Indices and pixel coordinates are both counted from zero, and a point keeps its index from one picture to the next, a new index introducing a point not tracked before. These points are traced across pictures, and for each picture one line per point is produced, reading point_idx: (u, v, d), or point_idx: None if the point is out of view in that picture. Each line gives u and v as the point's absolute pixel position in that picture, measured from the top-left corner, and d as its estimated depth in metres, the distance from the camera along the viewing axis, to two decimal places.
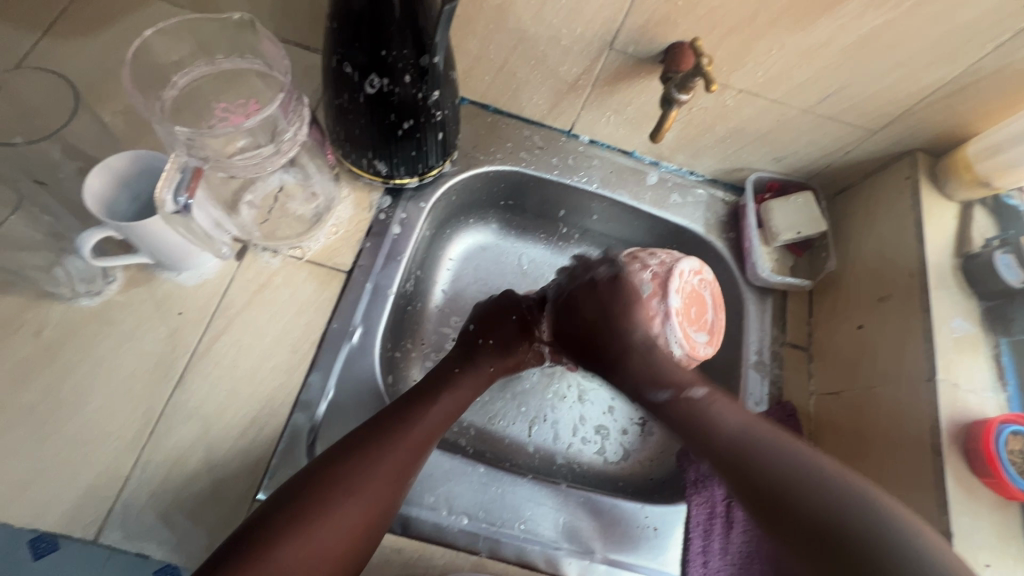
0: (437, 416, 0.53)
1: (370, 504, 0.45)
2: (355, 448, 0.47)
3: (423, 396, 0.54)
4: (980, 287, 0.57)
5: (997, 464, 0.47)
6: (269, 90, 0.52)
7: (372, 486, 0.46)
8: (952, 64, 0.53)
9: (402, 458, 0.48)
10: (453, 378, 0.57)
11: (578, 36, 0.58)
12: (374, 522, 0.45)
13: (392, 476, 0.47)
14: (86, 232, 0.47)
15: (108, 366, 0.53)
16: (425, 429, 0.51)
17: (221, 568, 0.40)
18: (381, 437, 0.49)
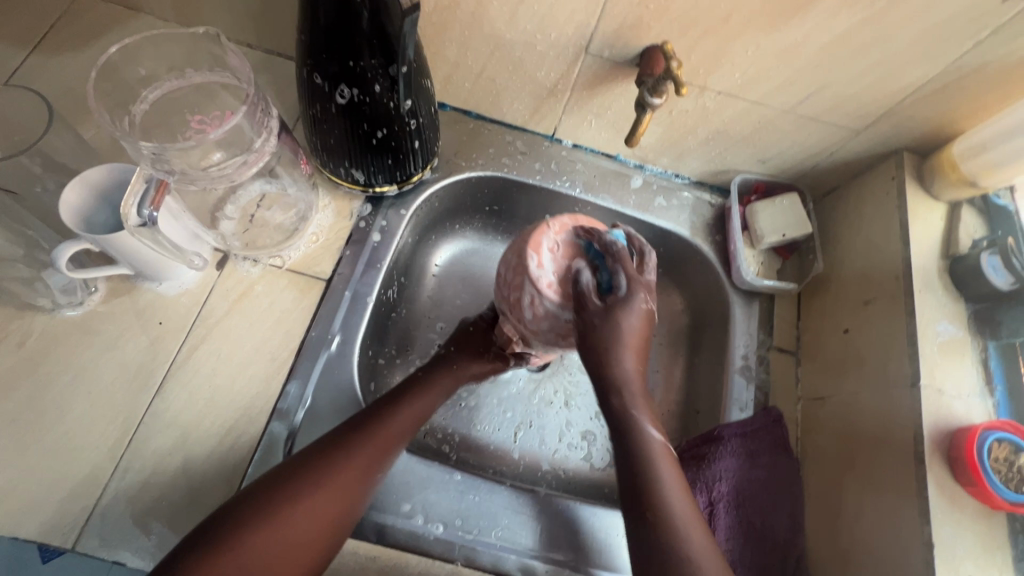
0: (412, 412, 0.53)
1: (341, 496, 0.47)
2: (330, 444, 0.49)
3: (401, 395, 0.54)
4: (967, 289, 0.55)
5: (979, 472, 0.46)
6: (237, 101, 0.53)
7: (345, 479, 0.47)
8: (934, 62, 0.51)
9: (374, 452, 0.49)
10: (422, 381, 0.57)
11: (553, 41, 0.58)
12: (345, 514, 0.47)
13: (363, 470, 0.48)
14: (62, 245, 0.48)
15: (90, 375, 0.54)
16: (399, 428, 0.52)
17: (195, 548, 0.42)
18: (355, 432, 0.50)
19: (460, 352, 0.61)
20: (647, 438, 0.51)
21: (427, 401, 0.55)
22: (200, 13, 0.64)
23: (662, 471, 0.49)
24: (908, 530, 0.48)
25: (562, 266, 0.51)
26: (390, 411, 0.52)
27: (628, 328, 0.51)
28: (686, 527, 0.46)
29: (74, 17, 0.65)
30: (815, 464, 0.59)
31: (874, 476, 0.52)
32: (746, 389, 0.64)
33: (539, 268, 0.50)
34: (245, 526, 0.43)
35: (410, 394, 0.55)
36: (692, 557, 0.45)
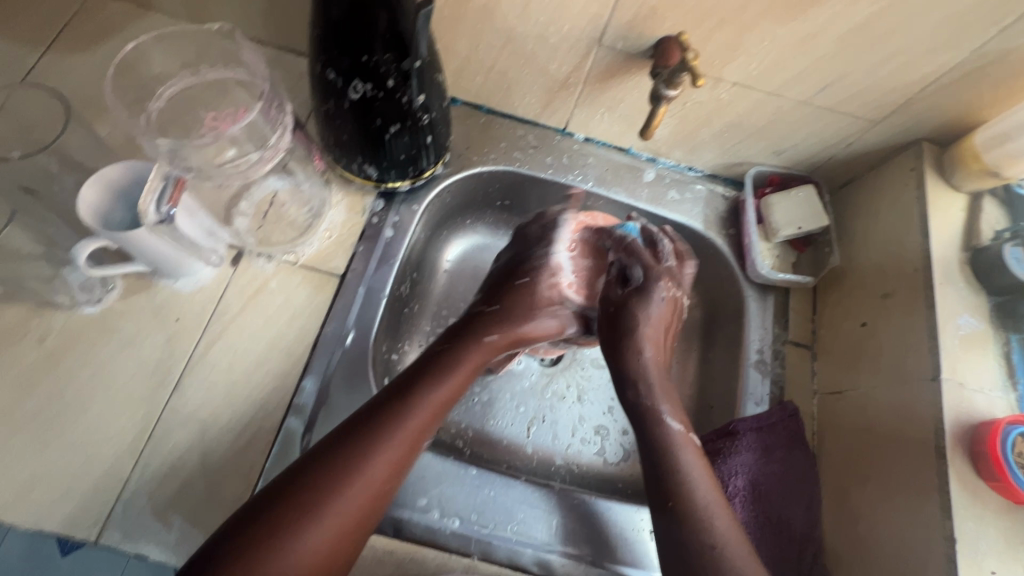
0: (451, 385, 0.52)
1: (385, 477, 0.46)
2: (369, 424, 0.47)
3: (435, 367, 0.52)
4: (989, 282, 0.54)
5: (1004, 467, 0.45)
6: (251, 97, 0.52)
7: (389, 458, 0.46)
8: (956, 50, 0.50)
9: (417, 428, 0.49)
10: (455, 348, 0.55)
11: (566, 33, 0.57)
12: (388, 492, 0.47)
13: (406, 447, 0.48)
14: (81, 242, 0.48)
15: (109, 372, 0.54)
16: (447, 392, 0.52)
17: (261, 518, 0.42)
18: (394, 411, 0.48)
19: (504, 317, 0.58)
20: (669, 429, 0.52)
21: (466, 372, 0.53)
22: (212, 10, 0.65)
23: (683, 458, 0.50)
24: (929, 525, 0.47)
25: (580, 260, 0.64)
26: (428, 385, 0.51)
27: (654, 313, 0.59)
28: (715, 511, 0.47)
29: (88, 16, 0.65)
30: (833, 459, 0.59)
31: (894, 471, 0.52)
32: (762, 383, 0.63)
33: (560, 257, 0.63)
34: (303, 497, 0.43)
35: (446, 366, 0.53)
36: (720, 546, 0.45)
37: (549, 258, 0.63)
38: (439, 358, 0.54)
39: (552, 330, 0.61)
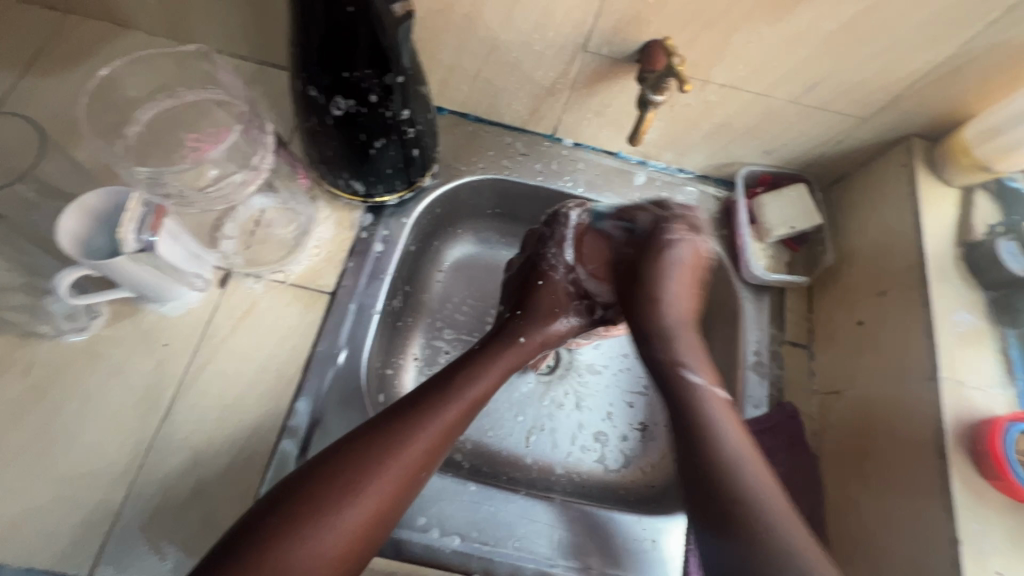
0: (488, 379, 0.53)
1: (420, 466, 0.46)
2: (409, 412, 0.48)
3: (472, 364, 0.54)
4: (984, 276, 0.54)
5: (1005, 465, 0.45)
6: (230, 117, 0.52)
7: (428, 446, 0.47)
8: (941, 46, 0.50)
9: (452, 421, 0.49)
10: (484, 351, 0.56)
11: (551, 40, 0.57)
12: (421, 479, 0.47)
13: (442, 439, 0.48)
14: (63, 271, 0.47)
15: (98, 400, 0.53)
16: (481, 389, 0.52)
17: (294, 493, 0.42)
18: (433, 400, 0.49)
19: (531, 317, 0.60)
20: (691, 384, 0.52)
21: (501, 366, 0.55)
22: (190, 28, 0.64)
23: (722, 435, 0.49)
24: (933, 527, 0.47)
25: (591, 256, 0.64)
26: (465, 380, 0.52)
27: (676, 257, 0.59)
28: (741, 459, 0.47)
29: (66, 37, 0.65)
30: (834, 460, 0.58)
31: (896, 472, 0.51)
32: (760, 385, 0.63)
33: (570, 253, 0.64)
34: (333, 475, 0.43)
35: (483, 360, 0.54)
36: (744, 501, 0.45)
37: (561, 256, 0.64)
38: (478, 355, 0.55)
39: (573, 327, 0.62)
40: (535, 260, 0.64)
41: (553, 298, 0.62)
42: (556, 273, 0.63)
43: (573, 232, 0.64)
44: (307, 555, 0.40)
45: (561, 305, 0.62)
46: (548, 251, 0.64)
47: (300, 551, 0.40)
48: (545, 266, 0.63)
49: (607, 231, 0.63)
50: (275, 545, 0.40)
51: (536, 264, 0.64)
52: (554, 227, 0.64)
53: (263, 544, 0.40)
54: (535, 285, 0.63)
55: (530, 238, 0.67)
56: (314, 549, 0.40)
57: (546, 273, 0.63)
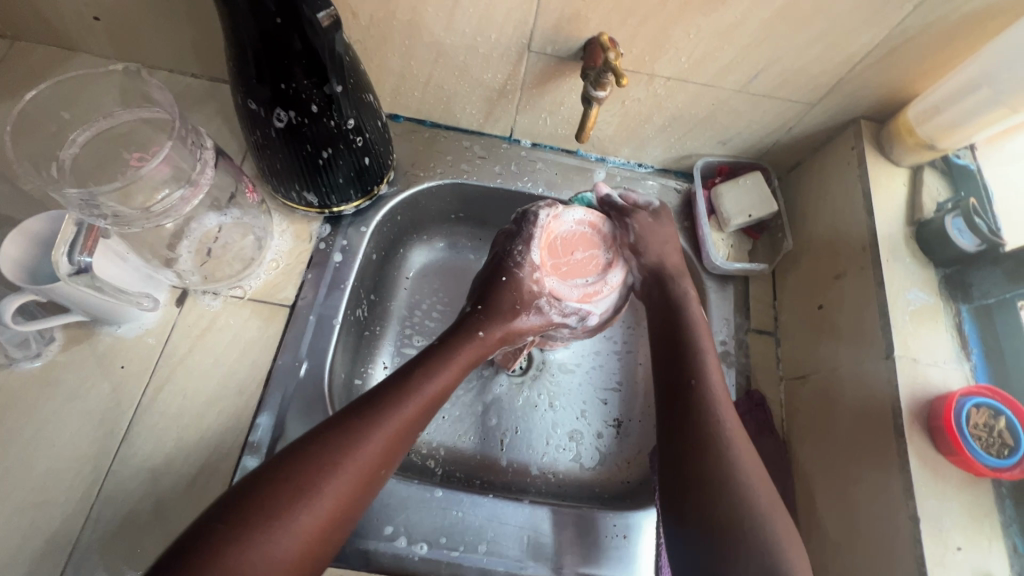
0: (448, 375, 0.53)
1: (378, 464, 0.47)
2: (366, 410, 0.48)
3: (431, 359, 0.53)
4: (935, 254, 0.55)
5: (959, 440, 0.45)
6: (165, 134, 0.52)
7: (385, 444, 0.47)
8: (875, 28, 0.50)
9: (411, 417, 0.49)
10: (444, 349, 0.55)
11: (495, 42, 0.57)
12: (379, 478, 0.47)
13: (400, 436, 0.48)
14: (6, 298, 0.47)
15: (54, 425, 0.53)
16: (439, 385, 0.52)
17: (247, 497, 0.41)
18: (389, 398, 0.49)
19: (492, 314, 0.57)
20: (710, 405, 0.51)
21: (462, 361, 0.55)
22: (137, 48, 0.64)
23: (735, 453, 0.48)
24: (893, 506, 0.47)
25: (557, 259, 0.60)
26: (424, 375, 0.52)
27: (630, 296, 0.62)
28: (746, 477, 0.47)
29: (15, 63, 0.65)
30: (801, 444, 0.59)
31: (857, 453, 0.52)
32: (727, 374, 0.63)
33: (537, 251, 0.59)
34: (289, 478, 0.43)
35: (442, 356, 0.54)
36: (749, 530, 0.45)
37: (527, 254, 0.58)
38: (436, 350, 0.55)
39: (541, 325, 0.59)
40: (500, 257, 0.60)
41: (511, 300, 0.58)
42: (520, 271, 0.58)
43: (540, 234, 0.60)
44: (262, 562, 0.39)
45: (523, 301, 0.58)
46: (514, 248, 0.59)
47: (252, 557, 0.39)
48: (510, 263, 0.59)
49: (571, 236, 0.61)
50: (228, 554, 0.38)
51: (501, 262, 0.60)
52: (522, 224, 0.60)
53: (214, 554, 0.38)
54: (498, 281, 0.59)
55: (497, 237, 0.63)
56: (267, 555, 0.40)
57: (510, 269, 0.59)
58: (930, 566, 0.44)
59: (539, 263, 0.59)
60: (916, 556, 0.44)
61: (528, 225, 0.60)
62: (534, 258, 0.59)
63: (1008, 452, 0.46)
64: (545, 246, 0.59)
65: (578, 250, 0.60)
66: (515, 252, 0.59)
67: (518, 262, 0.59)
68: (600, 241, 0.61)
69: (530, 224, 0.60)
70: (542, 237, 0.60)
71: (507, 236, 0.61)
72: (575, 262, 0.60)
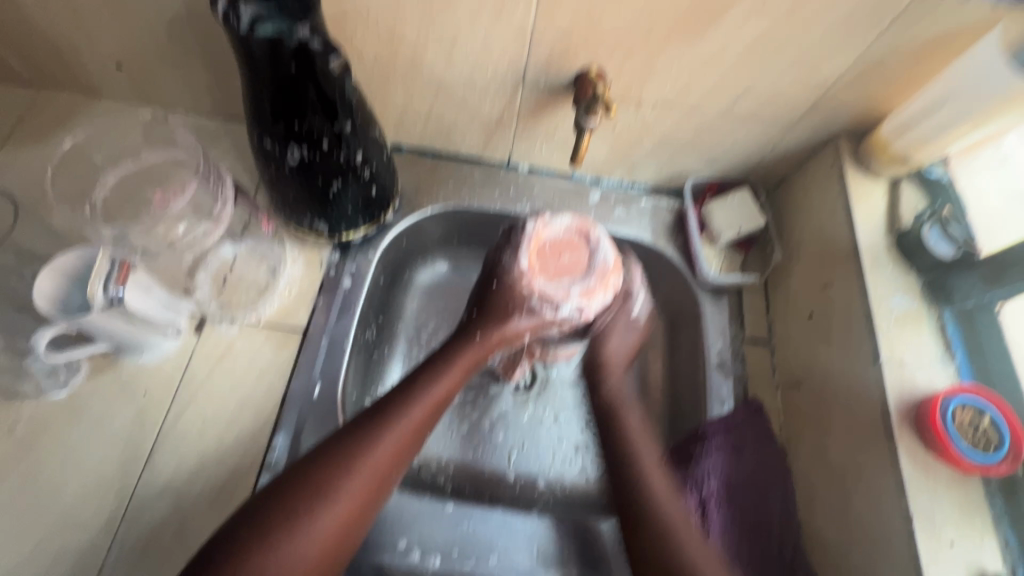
0: (452, 379, 0.55)
1: (390, 468, 0.49)
2: (375, 415, 0.50)
3: (435, 364, 0.56)
4: (915, 261, 0.57)
5: (945, 437, 0.47)
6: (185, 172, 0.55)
7: (396, 447, 0.49)
8: (845, 54, 0.54)
9: (419, 420, 0.51)
10: (447, 354, 0.58)
11: (491, 76, 0.61)
12: (391, 480, 0.49)
13: (411, 439, 0.51)
14: (41, 329, 0.50)
15: (80, 450, 0.55)
16: (444, 389, 0.54)
17: (268, 504, 0.44)
18: (397, 403, 0.51)
19: (487, 318, 0.62)
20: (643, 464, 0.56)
21: (464, 365, 0.57)
22: (157, 92, 0.68)
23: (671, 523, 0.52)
24: (888, 505, 0.49)
25: (544, 264, 0.63)
26: (429, 380, 0.54)
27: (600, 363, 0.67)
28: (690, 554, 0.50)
29: (42, 110, 0.69)
30: (799, 449, 0.60)
31: (851, 455, 0.54)
32: (725, 383, 0.65)
33: (525, 257, 0.63)
34: (306, 484, 0.45)
35: (445, 361, 0.57)
36: None
37: (515, 260, 0.63)
38: (440, 357, 0.57)
39: (530, 327, 0.62)
40: (493, 267, 0.65)
41: (502, 306, 0.62)
42: (511, 276, 0.63)
43: (528, 240, 0.64)
44: (283, 561, 0.42)
45: (515, 303, 0.62)
46: (504, 256, 0.64)
47: (275, 556, 0.42)
48: (500, 270, 0.64)
49: (559, 241, 0.64)
50: (253, 554, 0.41)
51: (493, 270, 0.65)
52: (512, 236, 0.65)
53: (240, 553, 0.41)
54: (492, 288, 0.64)
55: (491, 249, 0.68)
56: (287, 554, 0.42)
57: (503, 276, 0.63)
58: (925, 561, 0.45)
59: (528, 267, 0.63)
60: (911, 552, 0.46)
61: (517, 235, 0.64)
62: (521, 265, 0.63)
63: (995, 448, 0.48)
64: (534, 252, 0.63)
65: (563, 254, 0.63)
66: (506, 260, 0.64)
67: (509, 269, 0.63)
68: (589, 247, 0.63)
69: (518, 232, 0.64)
70: (531, 244, 0.63)
71: (500, 244, 0.66)
72: (563, 264, 0.63)
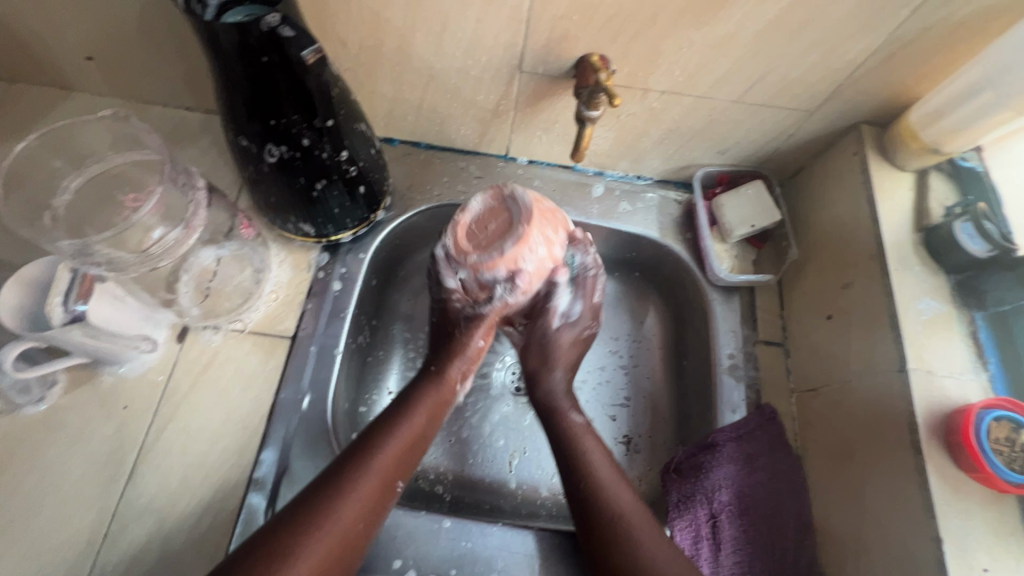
0: (417, 424, 0.52)
1: (363, 525, 0.44)
2: (339, 469, 0.46)
3: (399, 407, 0.53)
4: (945, 260, 0.53)
5: (979, 456, 0.43)
6: (149, 174, 0.52)
7: (365, 502, 0.45)
8: (872, 35, 0.49)
9: (388, 466, 0.48)
10: (408, 397, 0.54)
11: (485, 65, 0.56)
12: (365, 539, 0.44)
13: (381, 490, 0.46)
14: (5, 347, 0.48)
15: (58, 469, 0.53)
16: (412, 431, 0.51)
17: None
18: (357, 458, 0.47)
19: (439, 355, 0.58)
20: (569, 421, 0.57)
21: (427, 408, 0.53)
22: (132, 85, 0.64)
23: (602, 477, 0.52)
24: (914, 526, 0.45)
25: (470, 247, 0.54)
26: (393, 421, 0.51)
27: (555, 340, 0.61)
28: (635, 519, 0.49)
29: (11, 107, 0.65)
30: (816, 459, 0.57)
31: (873, 468, 0.50)
32: (736, 389, 0.62)
33: (446, 270, 0.57)
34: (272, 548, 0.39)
35: (409, 403, 0.53)
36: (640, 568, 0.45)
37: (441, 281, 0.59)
38: (401, 401, 0.54)
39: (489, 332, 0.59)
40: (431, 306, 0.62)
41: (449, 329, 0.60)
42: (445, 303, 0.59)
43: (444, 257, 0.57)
44: None
45: (459, 325, 0.59)
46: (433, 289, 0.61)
47: None
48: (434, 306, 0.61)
49: (482, 218, 0.55)
50: None
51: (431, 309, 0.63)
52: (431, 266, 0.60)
53: None
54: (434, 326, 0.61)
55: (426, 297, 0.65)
56: None
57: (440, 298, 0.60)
58: None
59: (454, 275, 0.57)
60: None
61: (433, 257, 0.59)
62: (445, 276, 0.58)
63: None
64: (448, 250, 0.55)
65: (486, 227, 0.55)
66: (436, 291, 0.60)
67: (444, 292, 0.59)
68: (510, 206, 0.55)
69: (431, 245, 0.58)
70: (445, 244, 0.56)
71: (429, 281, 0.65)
72: (488, 238, 0.54)
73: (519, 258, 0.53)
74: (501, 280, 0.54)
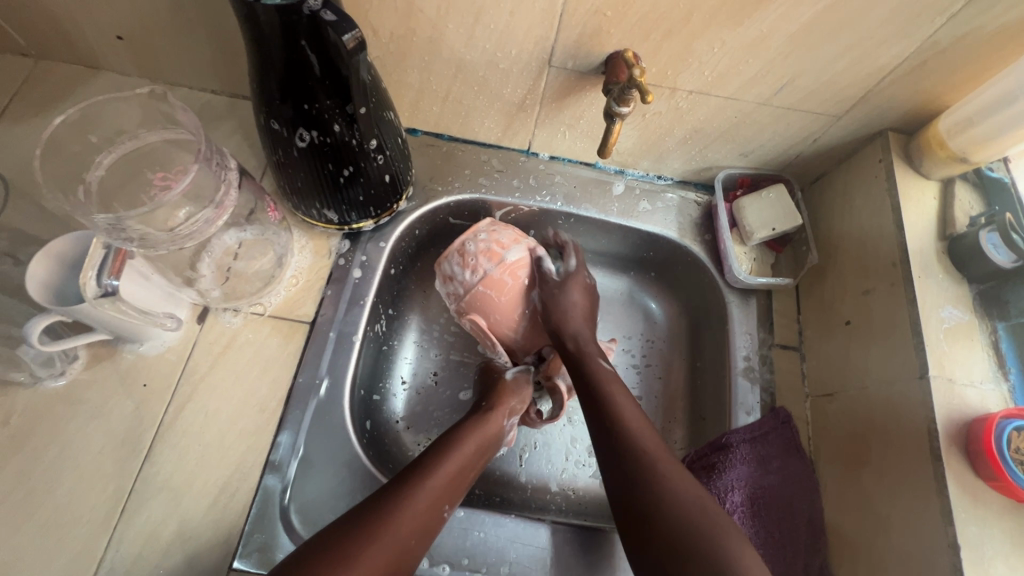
0: (463, 457, 0.52)
1: (415, 542, 0.45)
2: (394, 486, 0.47)
3: (449, 436, 0.54)
4: (969, 270, 0.53)
5: (999, 464, 0.43)
6: (185, 153, 0.52)
7: (418, 522, 0.46)
8: (906, 41, 0.49)
9: (437, 493, 0.48)
10: (454, 435, 0.54)
11: (515, 58, 0.56)
12: (415, 556, 0.46)
13: (430, 515, 0.47)
14: (30, 320, 0.48)
15: (76, 444, 0.53)
16: (460, 462, 0.52)
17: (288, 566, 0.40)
18: (410, 481, 0.48)
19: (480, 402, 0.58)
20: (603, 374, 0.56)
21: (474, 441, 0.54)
22: (160, 65, 0.64)
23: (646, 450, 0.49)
24: (931, 533, 0.46)
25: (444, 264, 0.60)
26: (444, 450, 0.52)
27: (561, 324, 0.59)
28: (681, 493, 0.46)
29: (39, 84, 0.66)
30: (829, 464, 0.57)
31: (890, 473, 0.50)
32: (752, 391, 0.62)
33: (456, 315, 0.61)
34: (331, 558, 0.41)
35: (461, 433, 0.54)
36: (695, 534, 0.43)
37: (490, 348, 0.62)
38: (451, 432, 0.54)
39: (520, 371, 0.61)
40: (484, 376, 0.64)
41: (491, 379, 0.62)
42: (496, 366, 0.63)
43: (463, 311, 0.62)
44: None
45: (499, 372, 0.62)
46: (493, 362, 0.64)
47: None
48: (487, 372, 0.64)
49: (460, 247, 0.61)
50: None
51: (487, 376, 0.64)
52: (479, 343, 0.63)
53: None
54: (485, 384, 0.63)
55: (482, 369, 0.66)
56: None
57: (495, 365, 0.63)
58: None
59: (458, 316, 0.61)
60: None
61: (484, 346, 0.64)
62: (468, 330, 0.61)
63: None
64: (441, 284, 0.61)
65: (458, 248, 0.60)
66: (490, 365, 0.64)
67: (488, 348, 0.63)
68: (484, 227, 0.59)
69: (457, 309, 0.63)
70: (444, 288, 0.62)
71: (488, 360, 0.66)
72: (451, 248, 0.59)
73: (463, 242, 0.57)
74: (452, 267, 0.57)
